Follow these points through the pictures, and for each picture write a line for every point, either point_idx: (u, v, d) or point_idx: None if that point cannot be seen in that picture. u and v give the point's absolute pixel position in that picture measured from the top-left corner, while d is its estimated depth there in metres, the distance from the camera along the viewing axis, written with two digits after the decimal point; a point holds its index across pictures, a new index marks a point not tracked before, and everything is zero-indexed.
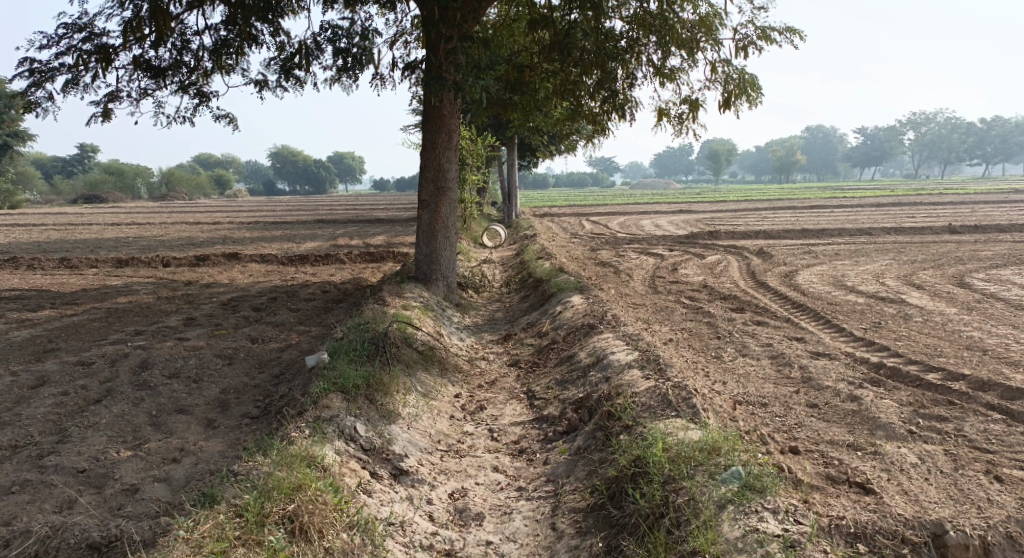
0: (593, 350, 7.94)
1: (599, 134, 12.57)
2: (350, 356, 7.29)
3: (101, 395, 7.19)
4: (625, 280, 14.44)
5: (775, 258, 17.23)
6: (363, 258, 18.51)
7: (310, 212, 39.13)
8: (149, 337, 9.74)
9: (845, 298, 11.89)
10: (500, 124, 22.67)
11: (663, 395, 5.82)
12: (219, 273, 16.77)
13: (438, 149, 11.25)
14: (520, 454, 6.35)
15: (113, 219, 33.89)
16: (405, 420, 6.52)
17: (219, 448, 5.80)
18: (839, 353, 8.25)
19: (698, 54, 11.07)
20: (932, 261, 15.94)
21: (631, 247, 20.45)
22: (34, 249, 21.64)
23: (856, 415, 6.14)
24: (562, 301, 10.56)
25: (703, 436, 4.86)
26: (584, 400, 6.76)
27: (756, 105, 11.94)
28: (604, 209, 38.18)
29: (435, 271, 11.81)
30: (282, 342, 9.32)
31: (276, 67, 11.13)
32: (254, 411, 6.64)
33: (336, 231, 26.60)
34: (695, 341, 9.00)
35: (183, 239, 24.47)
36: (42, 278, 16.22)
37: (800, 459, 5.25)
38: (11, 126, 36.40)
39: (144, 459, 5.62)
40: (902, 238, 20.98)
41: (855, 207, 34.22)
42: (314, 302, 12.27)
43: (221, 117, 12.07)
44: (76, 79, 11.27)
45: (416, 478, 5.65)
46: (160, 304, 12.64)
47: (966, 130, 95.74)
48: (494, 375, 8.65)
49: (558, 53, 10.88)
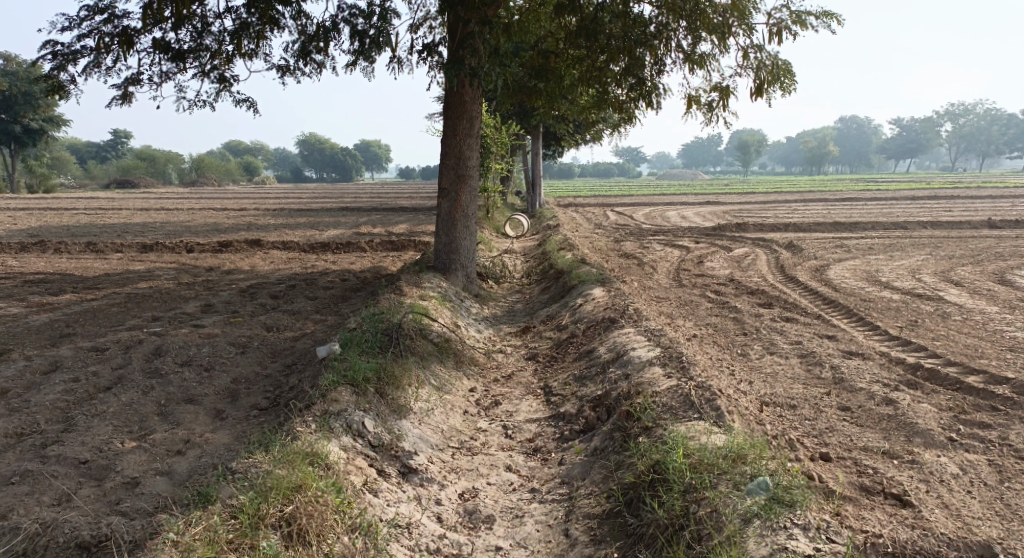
0: (614, 345, 7.66)
1: (626, 122, 12.23)
2: (362, 348, 7.09)
3: (111, 383, 7.06)
4: (649, 273, 14.12)
5: (805, 252, 16.76)
6: (385, 246, 18.36)
7: (336, 200, 39.14)
8: (165, 324, 9.64)
9: (878, 294, 11.48)
10: (526, 112, 22.36)
11: (685, 395, 5.52)
12: (241, 259, 16.69)
13: (459, 136, 11.00)
14: (535, 453, 6.11)
15: (143, 203, 34.16)
16: (417, 415, 6.31)
17: (225, 441, 5.63)
18: (873, 353, 7.88)
19: (730, 39, 10.66)
20: (970, 258, 15.38)
21: (657, 239, 20.06)
22: (63, 233, 21.82)
23: (891, 420, 5.80)
24: (583, 293, 10.28)
25: (727, 442, 4.57)
26: (603, 397, 6.50)
27: (789, 94, 11.52)
28: (631, 199, 37.68)
29: (454, 261, 11.57)
30: (297, 331, 9.17)
31: (296, 50, 10.94)
32: (263, 402, 6.47)
33: (360, 218, 26.50)
34: (720, 337, 8.69)
35: (208, 225, 24.53)
36: (66, 262, 16.26)
37: (830, 467, 4.94)
38: (46, 112, 36.84)
39: (147, 450, 5.46)
40: (939, 232, 20.34)
41: (890, 200, 33.38)
42: (332, 290, 12.10)
43: (241, 102, 11.91)
44: (97, 62, 11.18)
45: (426, 476, 5.43)
46: (180, 290, 12.56)
47: (1006, 122, 93.29)
48: (511, 368, 8.41)
49: (585, 38, 10.54)
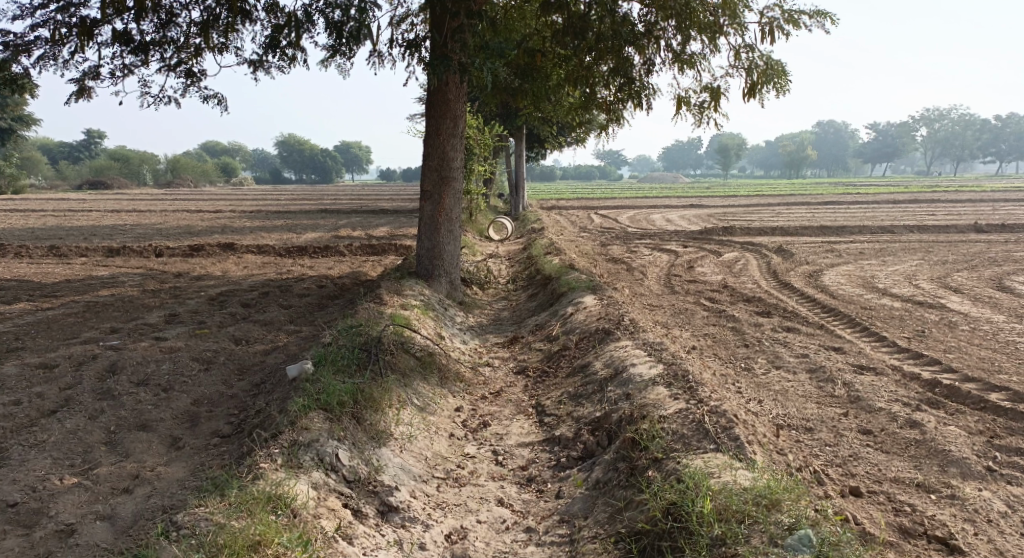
0: (610, 361, 7.08)
1: (614, 123, 11.68)
2: (338, 366, 6.45)
3: (57, 405, 6.39)
4: (639, 279, 13.59)
5: (797, 257, 16.31)
6: (364, 250, 17.69)
7: (314, 202, 38.30)
8: (124, 336, 8.94)
9: (878, 301, 11.02)
10: (509, 114, 21.76)
11: (698, 422, 4.96)
12: (212, 264, 15.93)
13: (443, 136, 10.40)
14: (529, 483, 5.52)
15: (115, 206, 33.12)
16: (397, 442, 5.70)
17: (179, 476, 5.01)
18: (886, 367, 7.39)
19: (722, 38, 10.15)
20: (964, 262, 15.04)
21: (643, 243, 19.56)
22: (28, 236, 20.94)
23: (919, 447, 5.30)
24: (574, 301, 9.71)
25: (755, 483, 4.02)
26: (603, 419, 5.93)
27: (784, 93, 11.07)
28: (615, 203, 37.14)
29: (437, 266, 10.96)
30: (268, 345, 8.53)
31: (267, 43, 10.29)
32: (225, 428, 5.83)
33: (339, 221, 25.70)
34: (721, 350, 8.16)
35: (181, 227, 23.69)
36: (26, 267, 15.43)
37: (864, 504, 4.43)
38: (15, 111, 35.68)
39: (89, 489, 4.82)
40: (927, 237, 20.05)
41: (873, 203, 33.16)
42: (308, 298, 11.42)
43: (210, 98, 11.20)
44: (53, 55, 10.45)
45: (407, 516, 4.84)
46: (144, 298, 11.83)
47: (981, 127, 94.33)
48: (500, 384, 7.81)
49: (571, 37, 9.97)
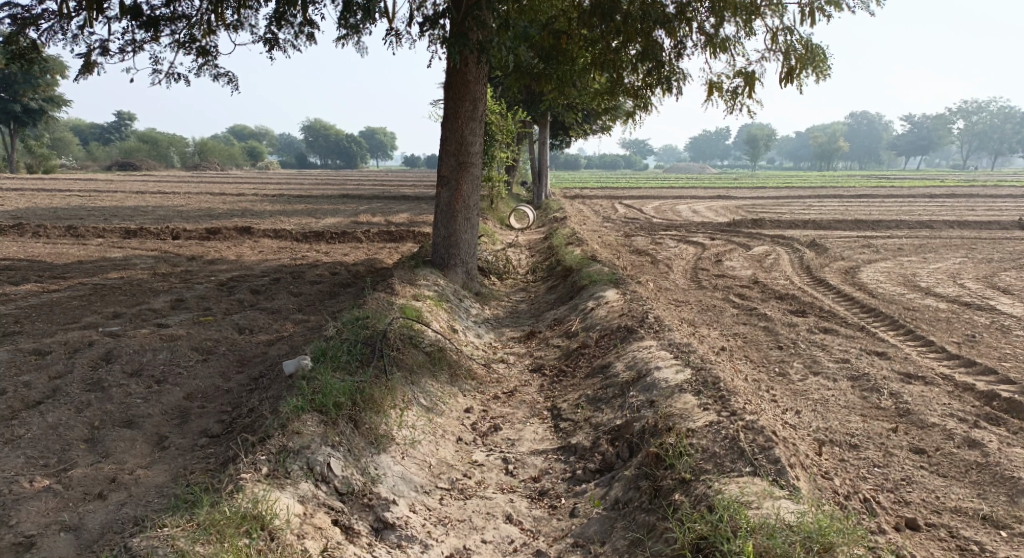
0: (633, 362, 6.55)
1: (642, 110, 11.10)
2: (338, 363, 5.99)
3: (43, 396, 5.99)
4: (664, 272, 12.99)
5: (831, 252, 15.59)
6: (382, 236, 17.26)
7: (337, 186, 37.94)
8: (125, 322, 8.54)
9: (920, 302, 10.34)
10: (533, 99, 21.13)
11: (732, 440, 4.41)
12: (227, 248, 15.56)
13: (461, 120, 9.88)
14: (540, 498, 5.01)
15: (139, 187, 32.95)
16: (399, 447, 5.24)
17: (158, 481, 4.58)
18: (935, 376, 6.78)
19: (758, 20, 9.48)
20: (1010, 261, 14.22)
21: (669, 234, 18.93)
22: (48, 216, 20.72)
23: (981, 472, 4.72)
24: (595, 294, 9.17)
25: (799, 519, 3.50)
26: (624, 428, 5.41)
27: (824, 79, 10.36)
28: (640, 193, 36.31)
29: (453, 255, 10.45)
30: (273, 335, 8.09)
31: (280, 18, 9.79)
32: (215, 427, 5.38)
33: (360, 207, 25.23)
34: (752, 352, 7.59)
35: (202, 210, 23.36)
36: (40, 247, 15.14)
37: (922, 541, 3.90)
38: (46, 92, 35.65)
39: (58, 494, 4.42)
40: (968, 233, 19.17)
41: (909, 198, 32.08)
42: (319, 286, 10.99)
43: (222, 77, 10.76)
44: (62, 28, 10.06)
45: (405, 534, 4.39)
46: (153, 282, 11.47)
47: (1021, 120, 91.71)
48: (515, 383, 7.31)
49: (599, 18, 9.35)
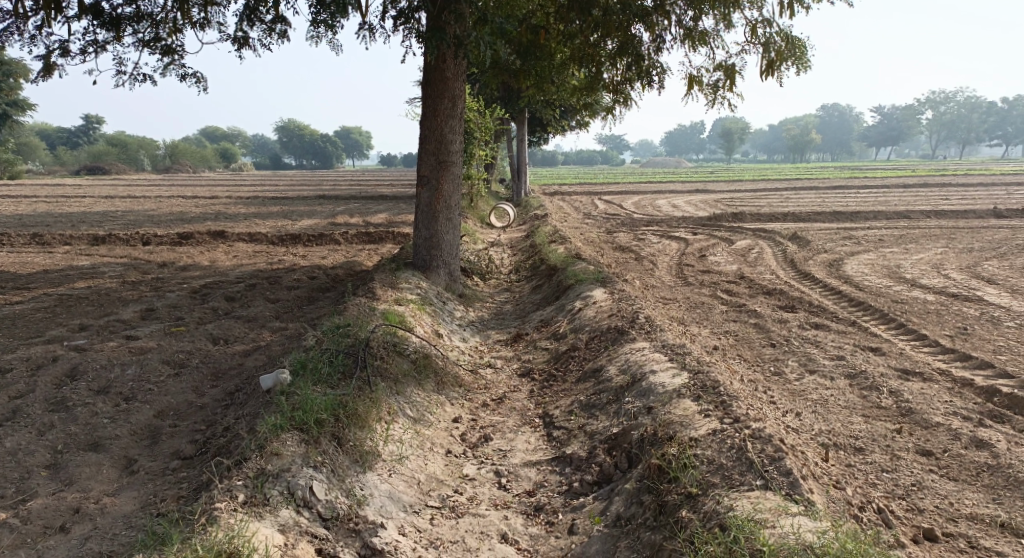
0: (626, 365, 6.31)
1: (622, 104, 10.87)
2: (319, 376, 5.70)
3: (3, 419, 5.64)
4: (649, 269, 12.80)
5: (814, 244, 15.51)
6: (360, 238, 16.90)
7: (313, 187, 37.34)
8: (92, 335, 8.16)
9: (908, 294, 10.23)
10: (511, 96, 20.86)
11: (739, 450, 4.21)
12: (200, 253, 15.11)
13: (440, 117, 9.60)
14: (536, 513, 4.76)
15: (109, 191, 32.16)
16: (385, 464, 4.96)
17: (126, 510, 4.27)
18: (933, 371, 6.63)
19: (738, 13, 9.29)
20: (991, 250, 14.21)
21: (650, 230, 18.78)
22: (14, 223, 20.12)
23: (993, 474, 4.55)
24: (582, 294, 8.93)
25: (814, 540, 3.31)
26: (621, 436, 5.18)
27: (806, 71, 10.21)
28: (618, 188, 36.20)
29: (435, 256, 10.16)
30: (249, 344, 7.76)
31: (249, 15, 9.43)
32: (188, 448, 5.07)
33: (336, 207, 24.79)
34: (746, 350, 7.39)
35: (173, 214, 22.80)
36: (4, 256, 14.61)
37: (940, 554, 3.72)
38: (10, 95, 34.66)
39: (17, 530, 4.11)
40: (947, 222, 19.21)
41: (885, 188, 32.30)
42: (296, 291, 10.65)
43: (190, 77, 10.37)
44: (19, 29, 9.61)
45: None
46: (123, 291, 11.05)
47: (989, 110, 93.14)
48: (503, 389, 7.05)
49: (576, 12, 9.11)
